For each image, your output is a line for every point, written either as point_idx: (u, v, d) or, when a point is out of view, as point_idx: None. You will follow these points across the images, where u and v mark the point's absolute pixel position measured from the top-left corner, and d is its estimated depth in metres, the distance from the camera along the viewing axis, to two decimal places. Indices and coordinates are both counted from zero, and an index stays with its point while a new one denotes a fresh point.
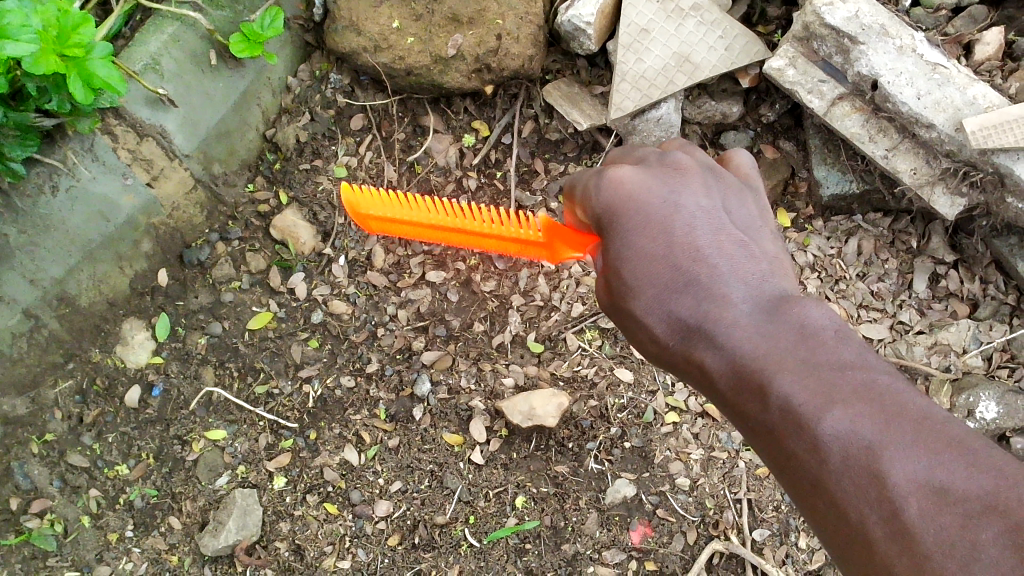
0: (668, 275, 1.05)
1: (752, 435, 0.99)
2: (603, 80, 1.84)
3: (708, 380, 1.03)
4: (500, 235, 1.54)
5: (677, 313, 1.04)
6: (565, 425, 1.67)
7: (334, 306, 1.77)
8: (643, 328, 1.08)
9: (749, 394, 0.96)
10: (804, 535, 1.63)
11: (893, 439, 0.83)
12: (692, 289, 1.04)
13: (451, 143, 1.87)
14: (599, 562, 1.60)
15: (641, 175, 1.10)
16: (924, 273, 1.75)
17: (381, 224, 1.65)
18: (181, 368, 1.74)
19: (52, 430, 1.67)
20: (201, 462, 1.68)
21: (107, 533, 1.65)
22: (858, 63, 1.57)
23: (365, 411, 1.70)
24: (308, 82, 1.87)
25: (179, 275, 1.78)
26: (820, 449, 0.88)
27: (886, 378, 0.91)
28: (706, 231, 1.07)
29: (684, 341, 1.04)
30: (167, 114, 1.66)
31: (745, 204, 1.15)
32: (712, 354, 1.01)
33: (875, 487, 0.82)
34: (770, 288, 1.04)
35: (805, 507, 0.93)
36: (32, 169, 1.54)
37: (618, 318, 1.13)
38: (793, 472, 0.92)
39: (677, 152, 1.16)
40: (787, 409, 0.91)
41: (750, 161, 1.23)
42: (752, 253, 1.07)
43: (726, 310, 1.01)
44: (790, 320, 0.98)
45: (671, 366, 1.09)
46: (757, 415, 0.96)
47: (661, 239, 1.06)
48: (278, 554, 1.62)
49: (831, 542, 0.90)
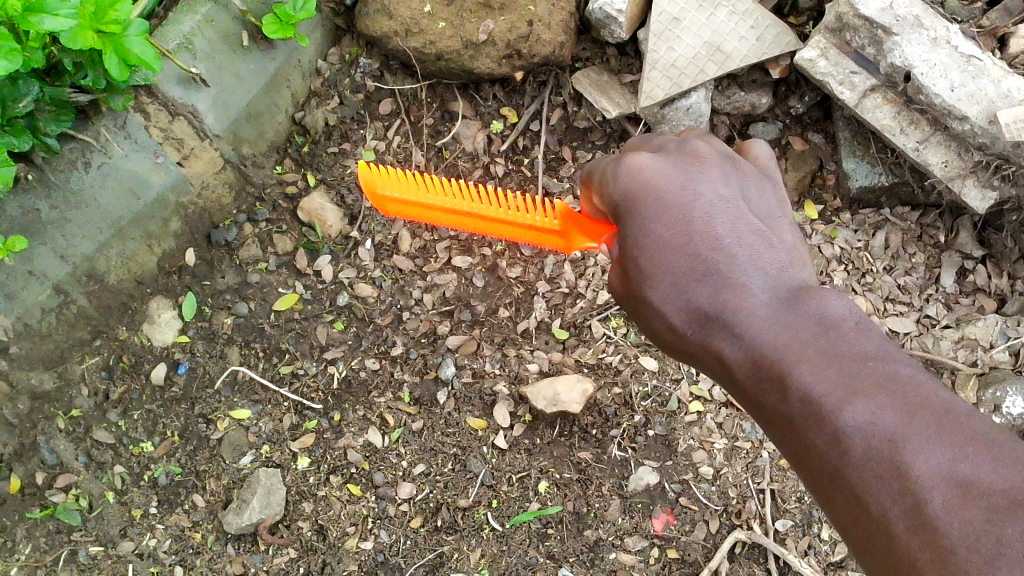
0: (686, 262, 1.02)
1: (770, 427, 0.96)
2: (633, 68, 1.84)
3: (726, 370, 1.00)
4: (517, 223, 1.55)
5: (695, 302, 1.01)
6: (589, 412, 1.67)
7: (360, 289, 1.78)
8: (660, 317, 1.05)
9: (769, 385, 0.93)
10: (827, 527, 1.63)
11: (916, 431, 0.80)
12: (710, 278, 1.01)
13: (479, 129, 1.88)
14: (621, 548, 1.60)
15: (660, 162, 1.08)
16: (951, 268, 1.75)
17: (398, 205, 1.65)
18: (207, 347, 1.74)
19: (78, 405, 1.68)
20: (226, 441, 1.68)
21: (131, 509, 1.65)
22: (891, 54, 1.57)
23: (390, 394, 1.70)
24: (337, 66, 1.87)
25: (206, 255, 1.79)
26: (841, 442, 0.84)
27: (909, 370, 0.87)
28: (726, 220, 1.04)
29: (702, 330, 1.01)
30: (200, 94, 1.68)
31: (765, 192, 1.12)
32: (730, 344, 0.98)
33: (898, 480, 0.79)
34: (790, 278, 1.00)
35: (824, 501, 0.89)
36: (65, 145, 1.57)
37: (633, 307, 1.10)
38: (812, 466, 0.89)
39: (696, 139, 1.13)
40: (808, 400, 0.88)
41: (767, 153, 1.18)
42: (772, 242, 1.04)
43: (745, 298, 0.98)
44: (809, 312, 0.94)
45: (688, 355, 1.06)
46: (776, 406, 0.93)
47: (681, 227, 1.03)
48: (301, 533, 1.62)
49: (852, 539, 0.86)
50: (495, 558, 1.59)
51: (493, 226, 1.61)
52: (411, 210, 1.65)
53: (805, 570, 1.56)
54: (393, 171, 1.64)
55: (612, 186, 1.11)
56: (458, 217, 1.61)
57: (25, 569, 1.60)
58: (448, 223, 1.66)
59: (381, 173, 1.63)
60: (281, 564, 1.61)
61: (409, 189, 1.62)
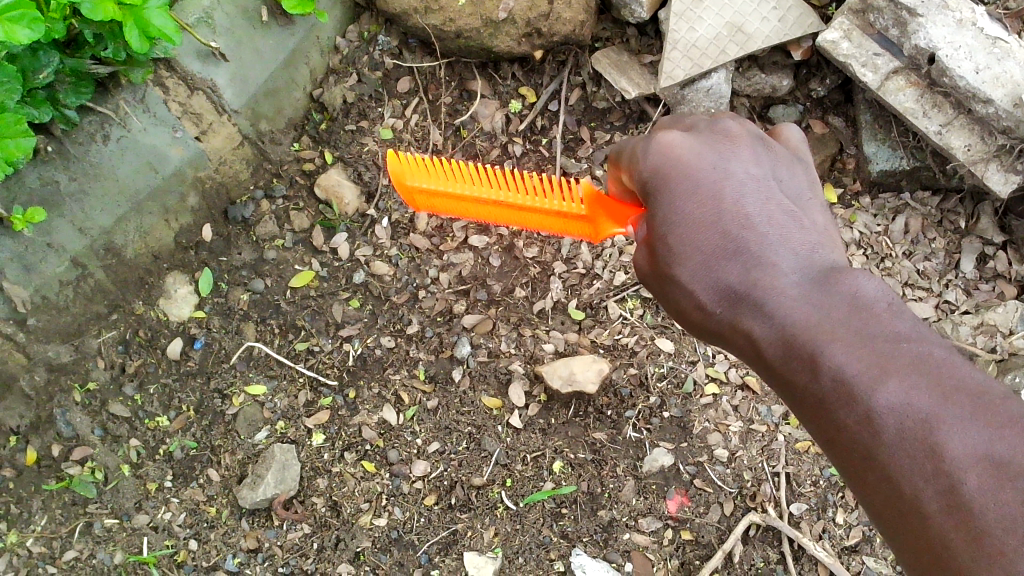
0: (715, 242, 0.99)
1: (797, 406, 0.94)
2: (653, 49, 1.82)
3: (754, 348, 0.98)
4: (543, 210, 1.54)
5: (724, 281, 0.99)
6: (604, 393, 1.67)
7: (377, 267, 1.78)
8: (687, 296, 1.03)
9: (798, 364, 0.91)
10: (843, 511, 1.62)
11: (950, 411, 0.79)
12: (741, 257, 0.98)
13: (497, 109, 1.87)
14: (635, 529, 1.60)
15: (689, 140, 1.05)
16: (971, 254, 1.74)
17: (428, 197, 1.66)
18: (223, 323, 1.74)
19: (94, 378, 1.69)
20: (241, 416, 1.69)
21: (146, 483, 1.66)
22: (916, 36, 1.55)
23: (405, 372, 1.70)
24: (356, 43, 1.86)
25: (223, 231, 1.79)
26: (874, 422, 0.83)
27: (942, 350, 0.86)
28: (756, 200, 1.01)
29: (731, 309, 0.99)
30: (219, 68, 1.68)
31: (796, 172, 1.09)
32: (759, 322, 0.96)
33: (932, 462, 0.78)
34: (821, 258, 0.98)
35: (853, 480, 0.88)
36: (84, 117, 1.58)
37: (659, 285, 1.07)
38: (842, 446, 0.88)
39: (726, 118, 1.10)
40: (839, 380, 0.86)
41: (798, 136, 1.15)
42: (802, 221, 1.02)
43: (775, 278, 0.95)
44: (841, 292, 0.92)
45: (714, 333, 1.04)
46: (804, 385, 0.91)
47: (710, 205, 1.00)
48: (315, 509, 1.63)
49: (881, 516, 0.86)
50: (509, 537, 1.59)
51: (521, 216, 1.59)
52: (440, 203, 1.66)
53: (818, 552, 1.56)
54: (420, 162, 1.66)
55: (641, 164, 1.08)
56: (486, 207, 1.60)
57: (41, 540, 1.61)
58: (479, 215, 1.65)
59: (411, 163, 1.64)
60: (295, 539, 1.62)
61: (435, 177, 1.63)
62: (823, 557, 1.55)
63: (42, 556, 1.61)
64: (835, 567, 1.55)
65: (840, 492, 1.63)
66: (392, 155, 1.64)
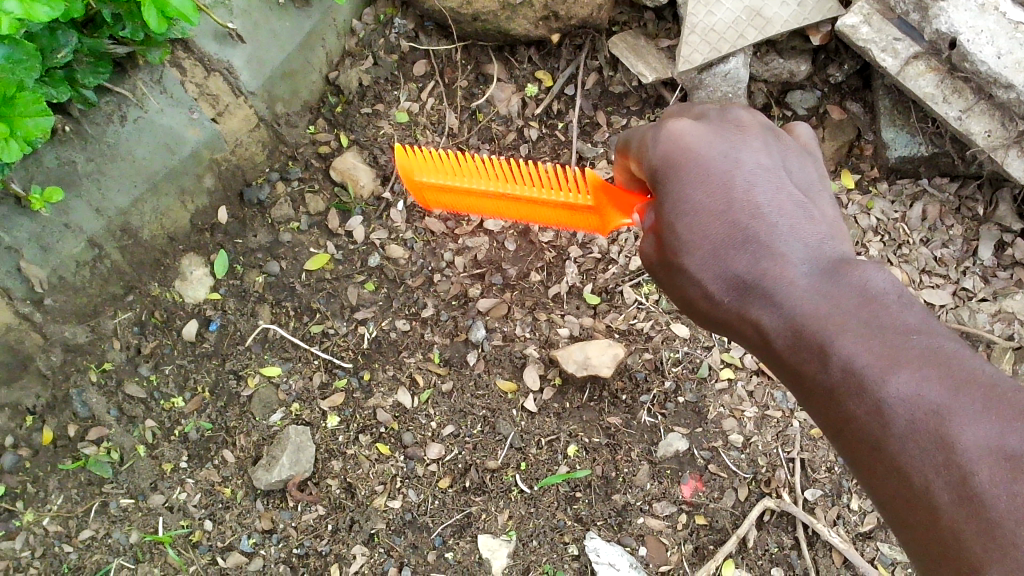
0: (726, 231, 0.98)
1: (805, 397, 0.94)
2: (671, 34, 1.82)
3: (763, 339, 0.97)
4: (550, 202, 1.52)
5: (733, 270, 0.98)
6: (619, 377, 1.67)
7: (392, 250, 1.77)
8: (695, 285, 1.01)
9: (807, 354, 0.91)
10: (857, 497, 1.62)
11: (962, 404, 0.79)
12: (750, 246, 0.97)
13: (514, 92, 1.87)
14: (650, 514, 1.60)
15: (700, 129, 1.03)
16: (989, 241, 1.73)
17: (436, 191, 1.64)
18: (238, 305, 1.74)
19: (110, 359, 1.69)
20: (257, 398, 1.69)
21: (162, 463, 1.66)
22: (937, 20, 1.54)
23: (420, 355, 1.70)
24: (372, 26, 1.86)
25: (239, 214, 1.79)
26: (884, 413, 0.83)
27: (952, 343, 0.85)
28: (766, 190, 1.00)
29: (739, 298, 0.98)
30: (235, 49, 1.68)
31: (807, 165, 1.08)
32: (769, 313, 0.95)
33: (942, 453, 0.78)
34: (830, 250, 0.97)
35: (860, 471, 0.88)
36: (102, 97, 1.58)
37: (666, 275, 1.06)
38: (850, 437, 0.87)
39: (737, 108, 1.08)
40: (849, 371, 0.86)
41: (809, 134, 1.13)
42: (812, 213, 1.00)
43: (786, 268, 0.95)
44: (850, 282, 0.91)
45: (721, 324, 1.03)
46: (813, 376, 0.90)
47: (721, 195, 0.99)
48: (330, 491, 1.63)
49: (889, 508, 0.85)
50: (523, 520, 1.59)
51: (529, 209, 1.58)
52: (449, 199, 1.64)
53: (833, 538, 1.55)
54: (427, 157, 1.65)
55: (650, 152, 1.06)
56: (494, 201, 1.59)
57: (58, 519, 1.62)
58: (486, 208, 1.63)
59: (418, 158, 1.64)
60: (309, 520, 1.62)
61: (441, 172, 1.61)
62: (838, 543, 1.54)
63: (59, 535, 1.61)
64: (850, 553, 1.53)
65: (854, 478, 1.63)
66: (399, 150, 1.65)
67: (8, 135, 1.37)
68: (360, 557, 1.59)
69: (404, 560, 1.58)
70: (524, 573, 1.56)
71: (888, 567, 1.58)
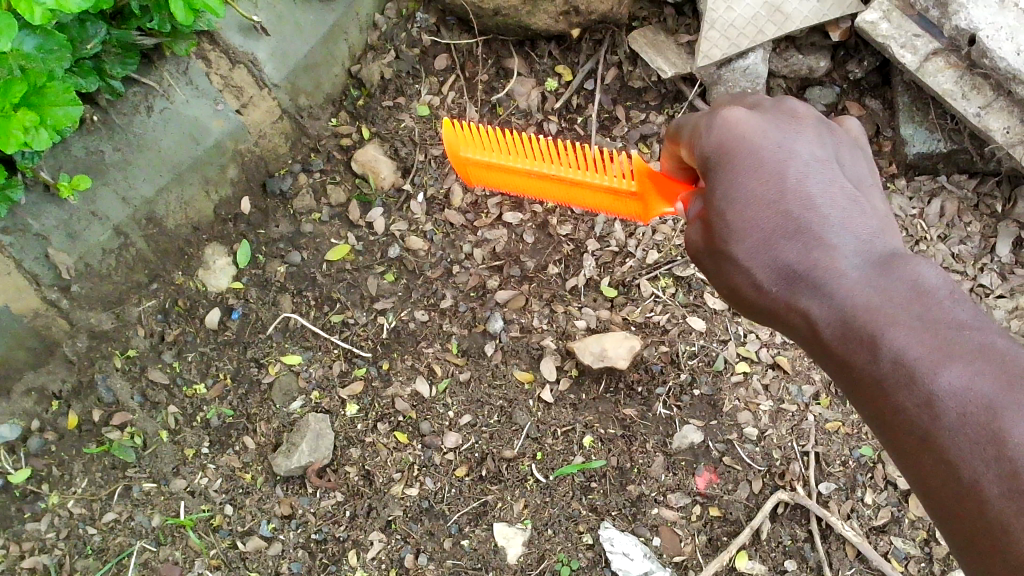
0: (777, 221, 0.97)
1: (853, 390, 0.92)
2: (690, 29, 1.82)
3: (811, 330, 0.96)
4: (594, 186, 1.55)
5: (783, 260, 0.96)
6: (635, 369, 1.68)
7: (411, 242, 1.80)
8: (743, 274, 1.00)
9: (857, 346, 0.89)
10: (871, 491, 1.63)
11: (1015, 398, 0.78)
12: (801, 236, 0.96)
13: (534, 87, 1.89)
14: (664, 505, 1.61)
15: (755, 117, 1.03)
16: (1007, 238, 1.74)
17: (479, 168, 1.69)
18: (260, 294, 1.77)
19: (135, 346, 1.73)
20: (277, 385, 1.71)
21: (184, 449, 1.69)
22: (957, 16, 1.55)
23: (438, 345, 1.72)
24: (394, 20, 1.88)
25: (261, 205, 1.82)
26: (935, 406, 0.82)
27: (1004, 339, 0.85)
28: (818, 180, 0.99)
29: (789, 288, 0.96)
30: (260, 43, 1.71)
31: (858, 160, 1.06)
32: (818, 303, 0.94)
33: (993, 446, 0.78)
34: (882, 243, 0.96)
35: (907, 464, 0.87)
36: (130, 88, 1.61)
37: (714, 265, 1.05)
38: (897, 429, 0.87)
39: (791, 100, 1.08)
40: (899, 362, 0.85)
41: (859, 127, 1.11)
42: (864, 207, 0.99)
43: (837, 259, 0.94)
44: (902, 276, 0.91)
45: (767, 315, 1.01)
46: (863, 367, 0.89)
47: (773, 183, 0.98)
48: (348, 478, 1.65)
49: (935, 502, 0.84)
50: (538, 508, 1.61)
51: (572, 191, 1.61)
52: (493, 176, 1.69)
53: (846, 532, 1.55)
54: (474, 134, 1.69)
55: (703, 140, 1.06)
56: (539, 181, 1.62)
57: (82, 501, 1.66)
58: (528, 187, 1.68)
59: (466, 136, 1.68)
60: (328, 506, 1.64)
61: (487, 150, 1.65)
62: (851, 536, 1.55)
63: (82, 518, 1.65)
64: (863, 547, 1.54)
65: (868, 472, 1.63)
66: (449, 126, 1.70)
67: (37, 123, 1.41)
68: (377, 543, 1.62)
69: (420, 547, 1.61)
70: (540, 561, 1.58)
71: (901, 562, 1.58)
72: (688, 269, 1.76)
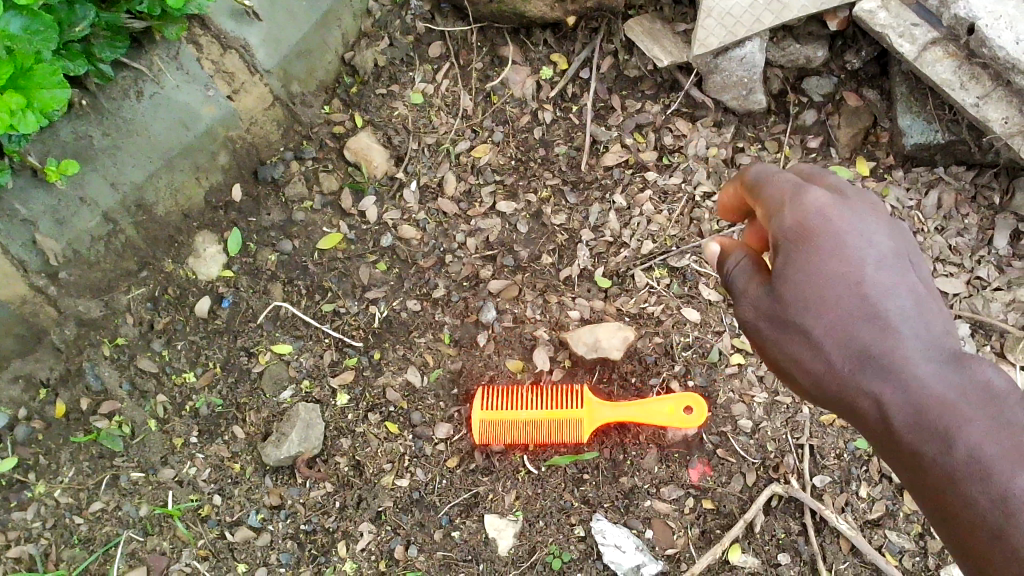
0: (856, 306, 0.97)
1: (909, 469, 0.96)
2: (687, 18, 1.81)
3: (878, 420, 0.97)
4: None
5: (858, 343, 0.97)
6: (629, 360, 1.66)
7: (404, 231, 1.78)
8: (814, 360, 1.00)
9: (929, 436, 0.93)
10: (866, 485, 1.61)
11: None
12: (878, 324, 0.96)
13: (529, 75, 1.87)
14: (656, 497, 1.60)
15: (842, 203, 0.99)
16: (1005, 230, 1.72)
17: None
18: (251, 283, 1.75)
19: (123, 334, 1.71)
20: (267, 374, 1.69)
21: (172, 438, 1.67)
22: (956, 6, 1.54)
23: (430, 335, 1.71)
24: (388, 7, 1.87)
25: (252, 192, 1.80)
26: (1009, 504, 0.87)
27: None
28: (897, 262, 0.99)
29: (858, 372, 0.97)
30: (252, 28, 1.69)
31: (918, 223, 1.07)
32: (896, 390, 0.95)
33: None
34: (949, 329, 0.98)
35: (958, 547, 0.93)
36: (119, 72, 1.59)
37: (771, 333, 1.04)
38: (959, 522, 0.91)
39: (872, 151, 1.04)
40: (972, 460, 0.90)
41: None
42: (929, 284, 1.01)
43: (910, 367, 0.95)
44: (976, 377, 0.95)
45: (826, 393, 1.02)
46: (929, 461, 0.93)
47: (857, 300, 0.97)
48: (338, 468, 1.64)
49: None
50: (530, 500, 1.59)
51: None
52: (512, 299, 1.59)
53: (841, 525, 1.54)
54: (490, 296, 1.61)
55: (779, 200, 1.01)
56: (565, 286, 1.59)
57: (69, 491, 1.64)
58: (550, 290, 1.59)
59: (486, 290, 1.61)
60: (318, 497, 1.62)
61: None
62: (846, 530, 1.53)
63: (69, 507, 1.63)
64: (858, 540, 1.52)
65: (864, 466, 1.61)
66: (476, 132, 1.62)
67: (23, 106, 1.40)
68: (367, 534, 1.60)
69: (411, 538, 1.59)
70: (530, 554, 1.57)
71: (896, 555, 1.57)
72: (683, 260, 1.74)
